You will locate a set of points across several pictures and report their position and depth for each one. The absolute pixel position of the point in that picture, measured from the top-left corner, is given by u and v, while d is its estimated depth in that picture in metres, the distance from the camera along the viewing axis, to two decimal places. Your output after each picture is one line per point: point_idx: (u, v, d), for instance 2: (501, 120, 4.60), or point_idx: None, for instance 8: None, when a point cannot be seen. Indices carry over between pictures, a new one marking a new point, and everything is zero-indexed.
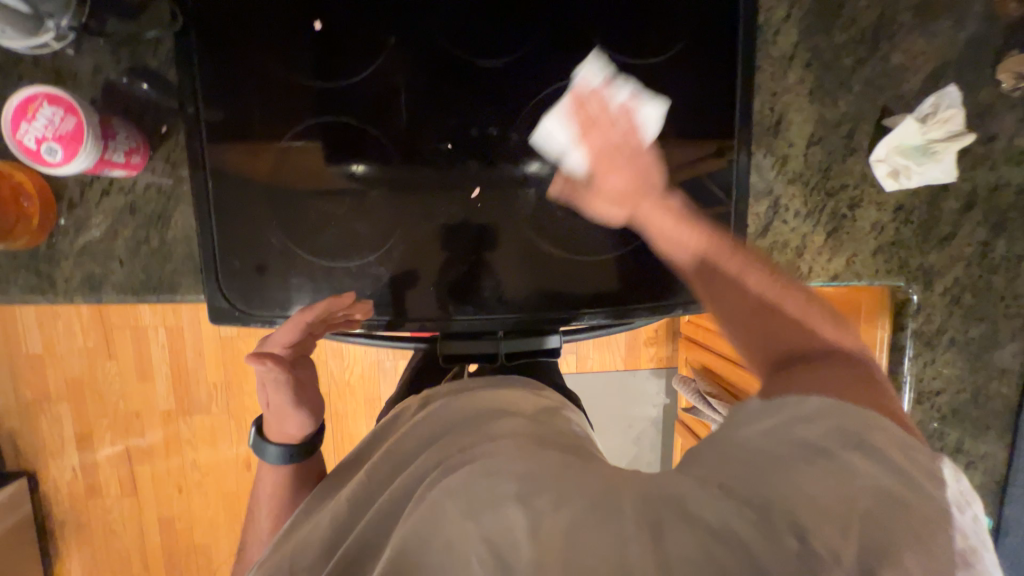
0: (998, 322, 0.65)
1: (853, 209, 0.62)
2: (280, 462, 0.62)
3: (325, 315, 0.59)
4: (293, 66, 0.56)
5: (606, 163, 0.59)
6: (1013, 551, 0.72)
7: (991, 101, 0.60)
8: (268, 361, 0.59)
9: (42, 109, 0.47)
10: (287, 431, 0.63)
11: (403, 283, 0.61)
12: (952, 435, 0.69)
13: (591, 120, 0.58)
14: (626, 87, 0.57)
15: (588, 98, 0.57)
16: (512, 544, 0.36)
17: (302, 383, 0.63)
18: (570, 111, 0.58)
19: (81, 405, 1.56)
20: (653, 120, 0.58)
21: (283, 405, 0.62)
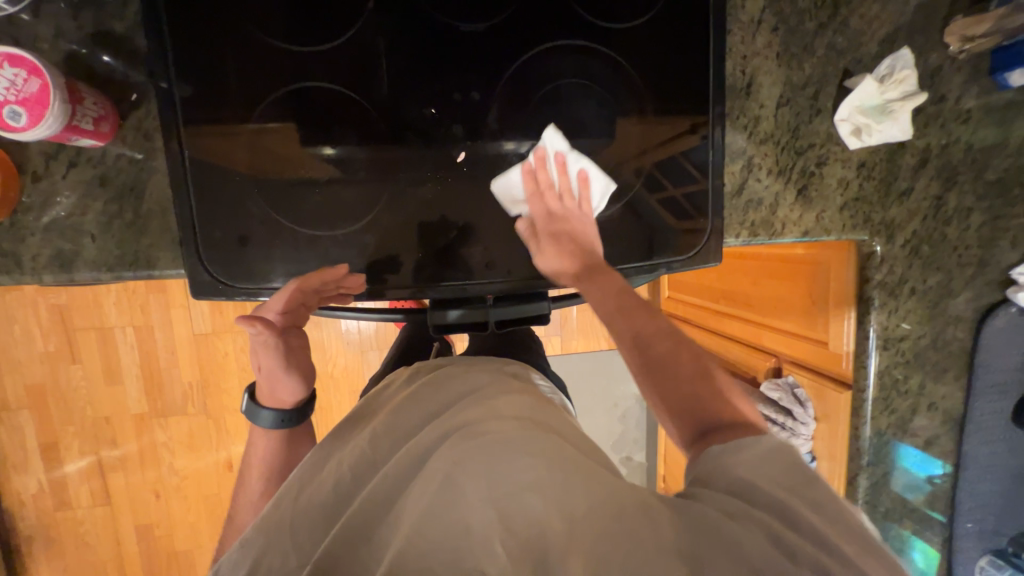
0: (953, 272, 0.71)
1: (821, 165, 0.65)
2: (274, 423, 0.70)
3: (314, 287, 0.59)
4: (272, 31, 0.55)
5: (558, 228, 0.61)
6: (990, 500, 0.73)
7: (940, 63, 0.64)
8: (258, 326, 0.60)
9: (3, 70, 0.44)
10: (280, 396, 0.69)
11: (380, 263, 0.61)
12: (915, 378, 0.74)
13: (545, 188, 0.61)
14: (580, 161, 0.61)
15: (545, 175, 0.60)
16: (535, 532, 0.41)
17: (291, 347, 0.66)
18: (523, 180, 0.60)
19: (45, 414, 1.48)
20: (602, 195, 0.62)
21: (274, 371, 0.67)
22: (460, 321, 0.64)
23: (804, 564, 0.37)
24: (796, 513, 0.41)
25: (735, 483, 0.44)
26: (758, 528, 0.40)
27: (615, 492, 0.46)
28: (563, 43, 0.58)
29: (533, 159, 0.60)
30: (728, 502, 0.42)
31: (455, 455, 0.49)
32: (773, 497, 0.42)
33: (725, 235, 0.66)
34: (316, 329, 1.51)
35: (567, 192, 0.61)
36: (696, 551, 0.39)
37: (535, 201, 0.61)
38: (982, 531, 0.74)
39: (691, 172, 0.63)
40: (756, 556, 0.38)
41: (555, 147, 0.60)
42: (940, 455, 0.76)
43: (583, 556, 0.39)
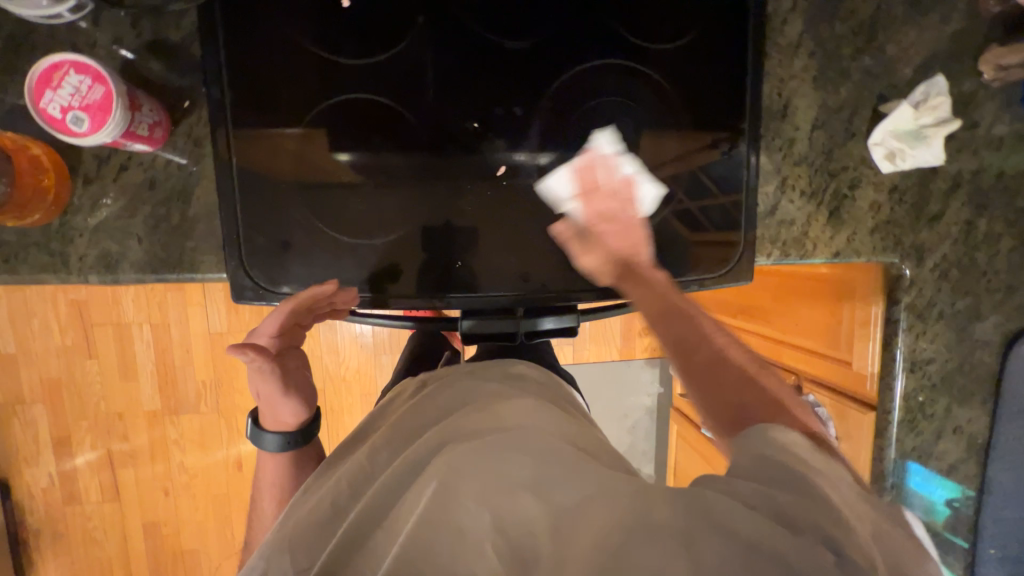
0: (981, 296, 0.71)
1: (853, 188, 0.66)
2: (280, 446, 0.70)
3: (308, 305, 0.59)
4: (323, 44, 0.56)
5: (606, 229, 0.61)
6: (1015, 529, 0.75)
7: (974, 90, 0.65)
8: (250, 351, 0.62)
9: (69, 76, 0.45)
10: (282, 418, 0.70)
11: (382, 274, 0.61)
12: (941, 402, 0.74)
13: (593, 187, 0.61)
14: (632, 164, 0.62)
15: (598, 171, 0.61)
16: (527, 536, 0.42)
17: (287, 370, 0.68)
18: (574, 175, 0.61)
19: (59, 407, 1.49)
20: (652, 202, 0.63)
21: (274, 394, 0.68)
22: (488, 332, 0.64)
23: (806, 535, 0.37)
24: (812, 486, 0.40)
25: (749, 458, 0.43)
26: (763, 507, 0.39)
27: (606, 477, 0.45)
28: (605, 62, 0.59)
29: (589, 155, 0.61)
30: (732, 483, 0.42)
31: (451, 458, 0.48)
32: (783, 466, 0.41)
33: (757, 254, 0.66)
34: (331, 331, 1.52)
35: (614, 193, 0.62)
36: (686, 528, 0.39)
37: (581, 175, 0.61)
38: (1004, 556, 0.76)
39: (707, 185, 0.63)
40: (749, 534, 0.37)
41: (609, 146, 0.61)
42: (963, 479, 0.76)
43: (571, 547, 0.40)
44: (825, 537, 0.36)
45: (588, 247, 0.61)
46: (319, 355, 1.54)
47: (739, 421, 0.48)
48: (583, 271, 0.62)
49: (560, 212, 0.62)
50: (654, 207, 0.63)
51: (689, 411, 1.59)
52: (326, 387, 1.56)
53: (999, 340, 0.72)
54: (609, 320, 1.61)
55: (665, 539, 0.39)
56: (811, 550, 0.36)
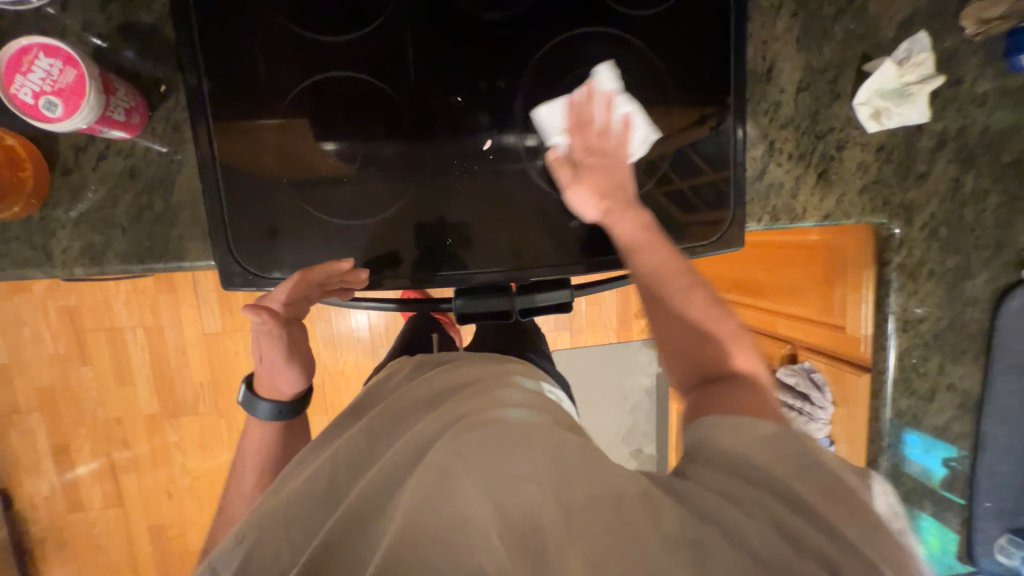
0: (972, 254, 0.72)
1: (840, 149, 0.66)
2: (271, 415, 0.72)
3: (318, 280, 0.59)
4: (300, 22, 0.55)
5: (593, 163, 0.61)
6: (1007, 480, 0.76)
7: (957, 46, 0.65)
8: (264, 314, 0.62)
9: (39, 60, 0.44)
10: (278, 388, 0.72)
11: (380, 259, 0.61)
12: (934, 359, 0.75)
13: (583, 121, 0.61)
14: (628, 103, 0.61)
15: (591, 108, 0.60)
16: (537, 533, 0.41)
17: (293, 341, 0.69)
18: (568, 108, 0.60)
19: (56, 415, 1.48)
20: (643, 143, 0.62)
21: (276, 362, 0.70)
22: (484, 312, 0.65)
23: (809, 555, 0.37)
24: (798, 496, 0.41)
25: (729, 456, 0.45)
26: (762, 515, 0.40)
27: (617, 479, 0.46)
28: (586, 30, 0.59)
29: (575, 95, 0.60)
30: (722, 482, 0.44)
31: (453, 445, 0.49)
32: (779, 477, 0.42)
33: (748, 220, 0.66)
34: (325, 326, 1.52)
35: (608, 131, 0.61)
36: (699, 539, 0.39)
37: (572, 111, 0.60)
38: (1000, 510, 0.77)
39: (699, 163, 0.63)
40: (759, 547, 0.38)
41: (608, 83, 0.60)
42: (958, 435, 0.77)
43: (581, 552, 0.40)
44: (823, 558, 0.37)
45: (580, 176, 0.61)
46: (316, 351, 1.54)
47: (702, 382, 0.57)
48: (573, 205, 0.61)
49: (547, 143, 0.61)
50: (644, 151, 0.62)
51: None
52: (325, 383, 1.56)
53: (988, 296, 0.72)
54: (605, 302, 1.62)
55: (678, 549, 0.39)
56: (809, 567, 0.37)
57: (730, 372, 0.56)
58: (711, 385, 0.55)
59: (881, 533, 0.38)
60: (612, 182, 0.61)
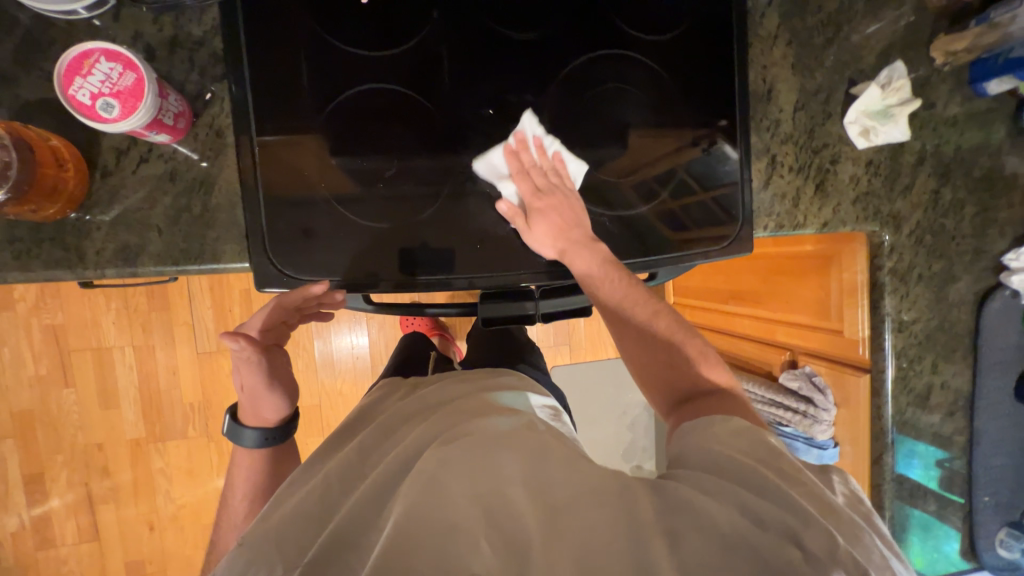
0: (953, 259, 0.78)
1: (834, 163, 0.72)
2: (258, 443, 0.71)
3: (294, 303, 0.61)
4: (341, 37, 0.58)
5: (547, 205, 0.63)
6: (1001, 474, 0.80)
7: (929, 74, 0.73)
8: (243, 339, 0.65)
9: (100, 64, 0.46)
10: (262, 414, 0.70)
11: (359, 282, 0.61)
12: (928, 358, 0.80)
13: (526, 165, 0.63)
14: (554, 144, 0.64)
15: (527, 157, 0.64)
16: (521, 535, 0.43)
17: (274, 364, 0.69)
18: (508, 158, 0.63)
19: (31, 442, 1.39)
20: (577, 176, 0.66)
21: (256, 388, 0.68)
22: (509, 314, 0.68)
23: (772, 531, 0.41)
24: (765, 482, 0.45)
25: (712, 458, 0.48)
26: (732, 500, 0.44)
27: (595, 478, 0.48)
28: (606, 52, 0.64)
29: (511, 141, 0.63)
30: (703, 479, 0.46)
31: (440, 452, 0.51)
32: (744, 467, 0.46)
33: (755, 227, 0.71)
34: (322, 343, 1.50)
35: (546, 171, 0.64)
36: (673, 528, 0.43)
37: (512, 160, 0.63)
38: (997, 504, 0.81)
39: (687, 180, 0.67)
40: (729, 531, 0.42)
41: (533, 129, 0.63)
42: (955, 431, 0.81)
43: (565, 550, 0.42)
44: (789, 532, 0.41)
45: (533, 220, 0.63)
46: (314, 370, 1.51)
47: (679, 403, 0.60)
48: (533, 245, 0.64)
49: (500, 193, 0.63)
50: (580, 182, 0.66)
51: None
52: (322, 403, 1.53)
53: (971, 298, 0.79)
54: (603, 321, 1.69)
55: (656, 536, 0.42)
56: (780, 547, 0.40)
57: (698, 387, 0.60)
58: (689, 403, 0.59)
59: (832, 510, 0.44)
60: (567, 220, 0.64)
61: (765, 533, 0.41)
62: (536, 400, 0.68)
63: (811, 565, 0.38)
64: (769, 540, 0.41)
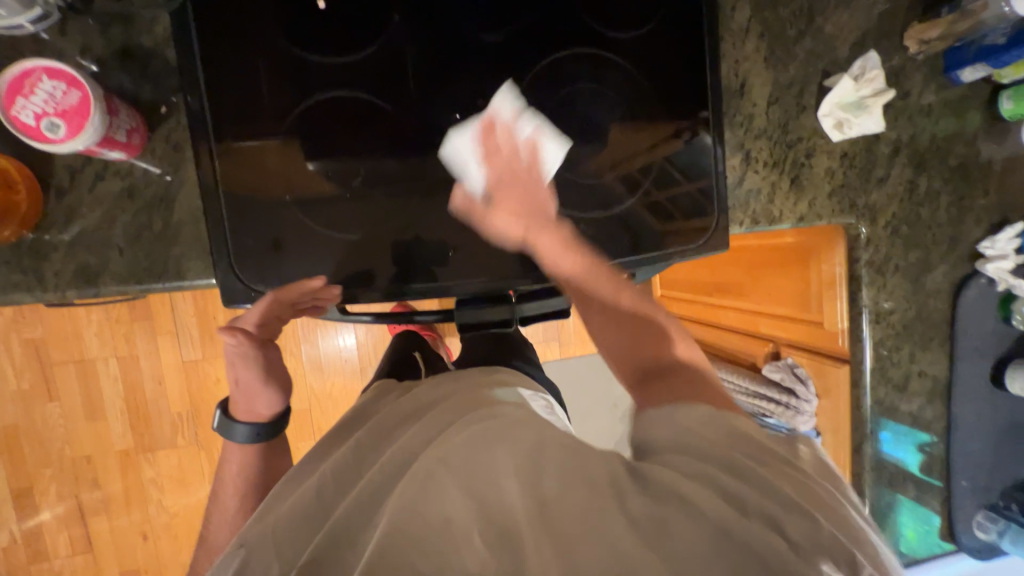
0: (929, 249, 0.78)
1: (809, 157, 0.72)
2: (248, 437, 0.70)
3: (290, 300, 0.60)
4: (300, 42, 0.57)
5: (510, 186, 0.63)
6: (979, 458, 0.82)
7: (903, 63, 0.73)
8: (237, 334, 0.66)
9: (42, 83, 0.44)
10: (256, 410, 0.71)
11: (349, 278, 0.60)
12: (906, 348, 0.80)
13: (492, 150, 0.62)
14: (531, 126, 0.62)
15: (518, 160, 0.63)
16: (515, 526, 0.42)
17: (268, 360, 0.70)
18: (478, 133, 0.61)
19: (17, 457, 1.38)
20: (554, 159, 0.63)
21: (252, 383, 0.70)
22: (487, 318, 0.69)
23: (754, 516, 0.40)
24: (747, 469, 0.44)
25: (699, 442, 0.47)
26: (721, 486, 0.43)
27: (595, 467, 0.46)
28: (575, 51, 0.63)
29: (487, 115, 0.61)
30: (695, 466, 0.45)
31: (438, 450, 0.49)
32: (729, 452, 0.46)
33: (731, 224, 0.71)
34: (311, 346, 1.49)
35: (517, 155, 0.63)
36: (660, 515, 0.41)
37: (484, 134, 0.61)
38: (975, 487, 0.82)
39: (675, 175, 0.67)
40: (722, 518, 0.40)
41: (509, 106, 0.61)
42: (933, 417, 0.82)
43: (558, 535, 0.40)
44: (770, 520, 0.40)
45: (494, 207, 0.62)
46: (302, 374, 1.50)
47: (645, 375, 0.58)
48: (496, 233, 0.63)
49: (461, 178, 0.61)
50: (558, 164, 0.64)
51: None
52: (313, 407, 1.52)
53: (947, 287, 0.79)
54: None
55: (644, 525, 0.41)
56: (763, 533, 0.39)
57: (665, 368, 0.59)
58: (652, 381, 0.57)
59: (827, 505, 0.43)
60: (534, 205, 0.64)
61: (748, 519, 0.40)
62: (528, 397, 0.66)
63: (798, 556, 0.38)
64: (753, 526, 0.40)
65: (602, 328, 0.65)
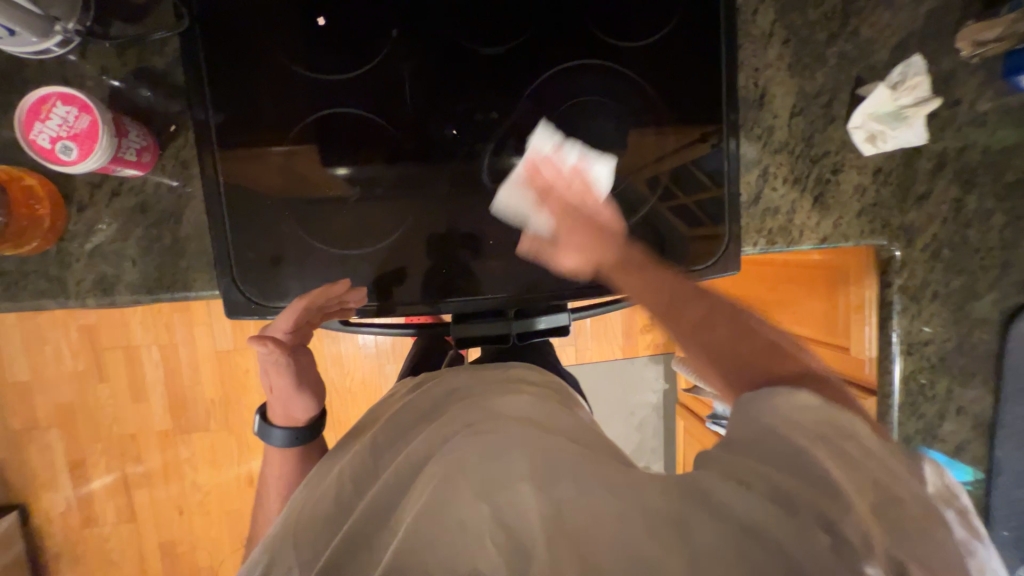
0: (976, 274, 0.70)
1: (836, 173, 0.66)
2: (285, 442, 0.71)
3: (317, 305, 0.60)
4: (301, 60, 0.57)
5: (569, 217, 0.62)
6: None
7: (953, 68, 0.65)
8: (269, 343, 0.63)
9: (57, 109, 0.47)
10: (291, 414, 0.71)
11: (387, 277, 0.62)
12: (942, 383, 0.74)
13: (550, 183, 0.62)
14: (574, 150, 0.61)
15: (549, 167, 0.61)
16: (528, 532, 0.41)
17: (300, 366, 0.68)
18: (529, 174, 0.61)
19: (73, 432, 1.52)
20: (603, 176, 0.62)
21: (286, 390, 0.69)
22: (483, 333, 0.67)
23: (804, 516, 0.36)
24: (806, 462, 0.38)
25: (755, 432, 0.42)
26: (758, 485, 0.38)
27: (609, 468, 0.45)
28: (579, 63, 0.60)
29: (532, 155, 0.61)
30: (735, 464, 0.41)
31: (454, 455, 0.49)
32: (781, 438, 0.41)
33: (743, 244, 0.66)
34: (333, 342, 1.54)
35: (569, 185, 0.62)
36: (681, 516, 0.38)
37: (533, 178, 0.61)
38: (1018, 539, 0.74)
39: (703, 179, 0.64)
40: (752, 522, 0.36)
41: (548, 141, 0.61)
42: (971, 460, 0.75)
43: (566, 535, 0.40)
44: (820, 516, 0.35)
45: (558, 242, 0.62)
46: (324, 368, 1.56)
47: (750, 382, 0.48)
48: (562, 267, 0.63)
49: (526, 229, 0.62)
50: (608, 182, 0.63)
51: (693, 406, 1.60)
52: (333, 400, 1.58)
53: (997, 318, 0.71)
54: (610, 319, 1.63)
55: (665, 528, 0.38)
56: (803, 536, 0.35)
57: (780, 372, 0.47)
58: (758, 383, 0.47)
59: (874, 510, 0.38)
60: (601, 221, 0.62)
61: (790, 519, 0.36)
62: (554, 392, 0.64)
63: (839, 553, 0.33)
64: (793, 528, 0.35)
65: (708, 337, 0.51)
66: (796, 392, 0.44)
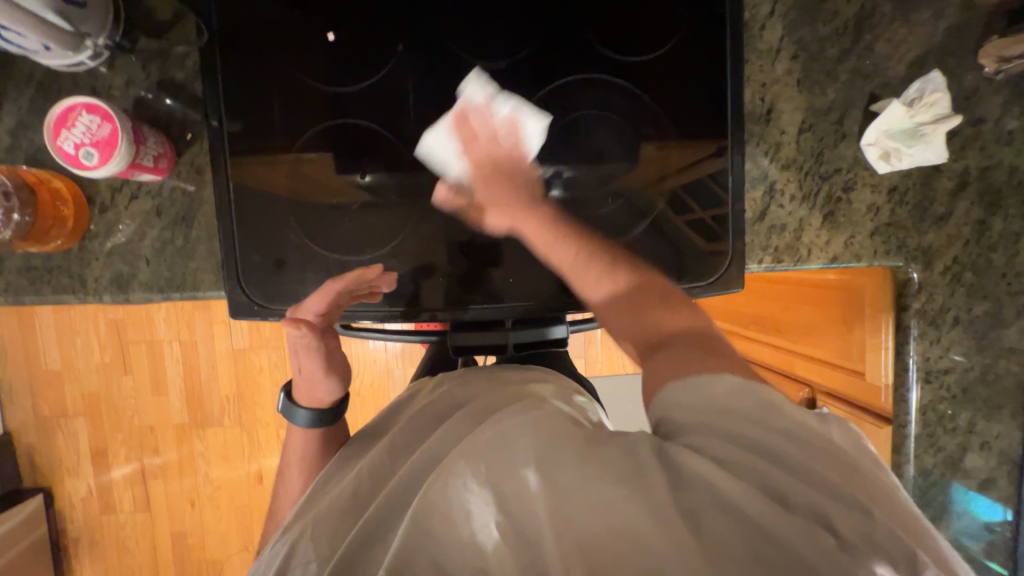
0: (1001, 300, 0.66)
1: (847, 191, 0.64)
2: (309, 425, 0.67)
3: (350, 288, 0.61)
4: (311, 73, 0.60)
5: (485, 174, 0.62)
6: None
7: (976, 85, 0.62)
8: (303, 326, 0.61)
9: (82, 117, 0.50)
10: (318, 398, 0.67)
11: (411, 271, 0.62)
12: (964, 415, 0.69)
13: (472, 136, 0.61)
14: (508, 101, 0.60)
15: (477, 122, 0.60)
16: (537, 529, 0.37)
17: (330, 350, 0.65)
18: (453, 129, 0.60)
19: (97, 421, 1.59)
20: (535, 132, 0.61)
21: (315, 372, 0.65)
22: (479, 343, 0.66)
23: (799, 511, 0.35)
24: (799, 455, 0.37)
25: (714, 417, 0.40)
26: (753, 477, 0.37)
27: (623, 453, 0.40)
28: (580, 78, 0.61)
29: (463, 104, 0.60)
30: (727, 449, 0.38)
31: (462, 449, 0.44)
32: (760, 426, 0.39)
33: (747, 261, 0.65)
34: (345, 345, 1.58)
35: (500, 138, 0.61)
36: (692, 508, 0.36)
37: (459, 128, 0.60)
38: None
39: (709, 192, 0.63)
40: (773, 530, 0.34)
41: (480, 91, 0.59)
42: (998, 498, 0.70)
43: (577, 540, 0.36)
44: (818, 514, 0.35)
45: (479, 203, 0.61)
46: None
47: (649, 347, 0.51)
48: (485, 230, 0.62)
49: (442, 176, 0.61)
50: (542, 137, 0.61)
51: None
52: None
53: None
54: None
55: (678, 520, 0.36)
56: (812, 533, 0.34)
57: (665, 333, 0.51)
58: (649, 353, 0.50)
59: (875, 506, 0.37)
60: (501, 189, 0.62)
61: (790, 515, 0.35)
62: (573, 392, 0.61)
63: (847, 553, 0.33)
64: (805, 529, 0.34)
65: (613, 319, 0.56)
66: (718, 376, 0.42)
